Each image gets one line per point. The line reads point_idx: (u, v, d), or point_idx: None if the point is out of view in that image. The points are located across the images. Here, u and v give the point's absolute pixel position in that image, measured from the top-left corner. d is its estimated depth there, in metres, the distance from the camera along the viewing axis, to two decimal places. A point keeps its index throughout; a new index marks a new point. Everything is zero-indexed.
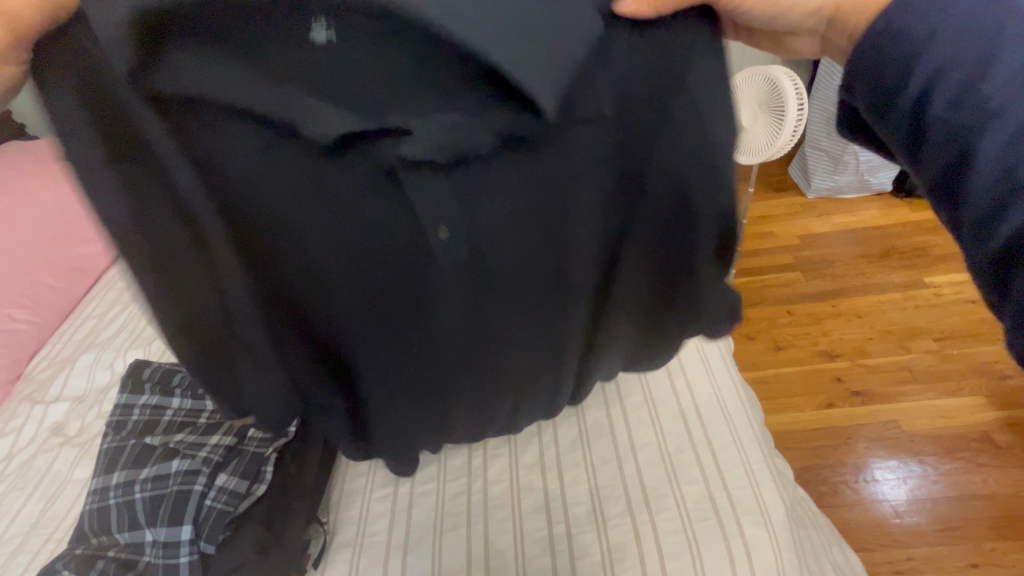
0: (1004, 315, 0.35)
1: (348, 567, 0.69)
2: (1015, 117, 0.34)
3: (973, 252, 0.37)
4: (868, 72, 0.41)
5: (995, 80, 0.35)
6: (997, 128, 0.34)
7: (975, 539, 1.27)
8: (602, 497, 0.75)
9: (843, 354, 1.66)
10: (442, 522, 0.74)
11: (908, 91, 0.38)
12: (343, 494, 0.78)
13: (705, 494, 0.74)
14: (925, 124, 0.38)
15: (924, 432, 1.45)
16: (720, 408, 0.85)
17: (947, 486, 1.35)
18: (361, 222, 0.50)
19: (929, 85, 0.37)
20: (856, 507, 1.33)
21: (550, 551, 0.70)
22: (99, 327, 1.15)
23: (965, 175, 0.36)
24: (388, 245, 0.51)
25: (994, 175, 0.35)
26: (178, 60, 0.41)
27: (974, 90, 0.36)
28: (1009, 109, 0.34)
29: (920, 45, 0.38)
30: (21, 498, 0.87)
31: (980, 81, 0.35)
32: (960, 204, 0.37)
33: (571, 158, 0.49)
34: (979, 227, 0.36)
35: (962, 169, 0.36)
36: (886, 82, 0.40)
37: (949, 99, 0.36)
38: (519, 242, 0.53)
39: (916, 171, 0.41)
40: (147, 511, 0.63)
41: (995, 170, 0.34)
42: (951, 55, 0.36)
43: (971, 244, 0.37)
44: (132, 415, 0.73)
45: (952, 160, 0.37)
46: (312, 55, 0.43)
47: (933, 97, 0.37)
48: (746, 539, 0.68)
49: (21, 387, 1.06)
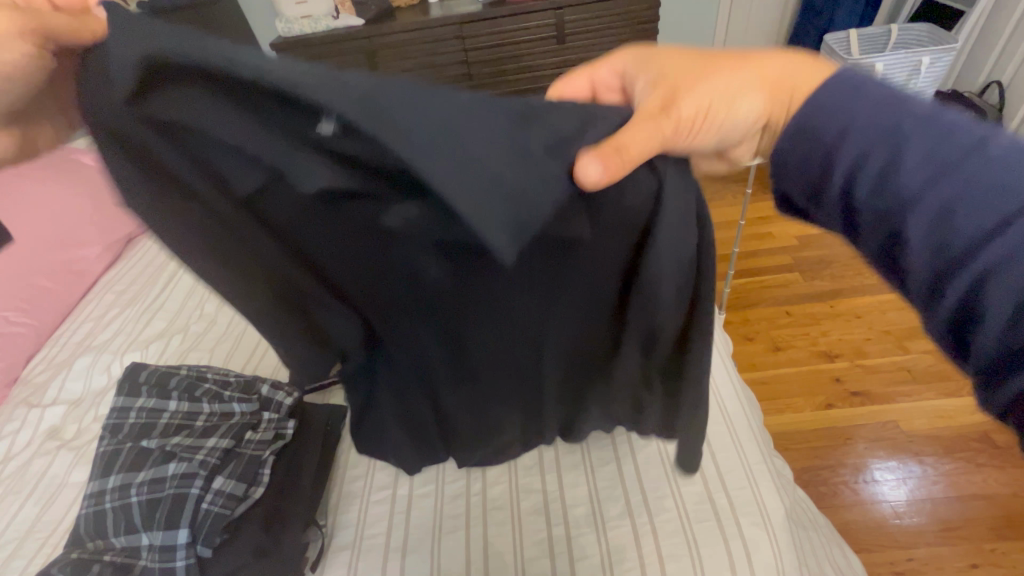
0: (967, 367, 0.39)
1: (346, 570, 0.69)
2: (933, 202, 0.38)
3: (928, 315, 0.40)
4: (796, 170, 0.45)
5: (908, 169, 0.39)
6: (921, 213, 0.38)
7: (975, 539, 1.27)
8: (602, 499, 0.75)
9: (842, 354, 1.66)
10: (441, 524, 0.73)
11: (833, 184, 0.43)
12: (342, 496, 0.77)
13: (705, 495, 0.74)
14: (857, 210, 0.42)
15: (923, 432, 1.45)
16: (719, 408, 0.85)
17: (947, 486, 1.35)
18: (358, 262, 0.51)
19: (851, 178, 0.42)
20: (856, 507, 1.33)
21: (549, 553, 0.70)
22: (96, 330, 1.14)
23: (904, 251, 0.40)
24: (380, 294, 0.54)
25: (924, 255, 0.39)
26: (173, 115, 0.39)
27: (891, 180, 0.40)
28: (926, 196, 0.38)
29: (838, 141, 0.42)
30: (17, 503, 0.87)
31: (892, 173, 0.40)
32: (908, 275, 0.41)
33: (571, 218, 0.47)
34: (928, 294, 0.39)
35: (901, 246, 0.40)
36: (813, 177, 0.44)
37: (871, 190, 0.41)
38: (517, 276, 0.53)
39: (857, 245, 0.45)
40: (143, 515, 0.62)
41: (930, 248, 0.38)
42: (864, 151, 0.41)
43: (924, 308, 0.40)
44: (129, 418, 0.72)
45: (889, 239, 0.41)
46: (303, 128, 0.38)
47: (856, 187, 0.42)
48: (746, 541, 0.68)
49: (18, 391, 1.06)
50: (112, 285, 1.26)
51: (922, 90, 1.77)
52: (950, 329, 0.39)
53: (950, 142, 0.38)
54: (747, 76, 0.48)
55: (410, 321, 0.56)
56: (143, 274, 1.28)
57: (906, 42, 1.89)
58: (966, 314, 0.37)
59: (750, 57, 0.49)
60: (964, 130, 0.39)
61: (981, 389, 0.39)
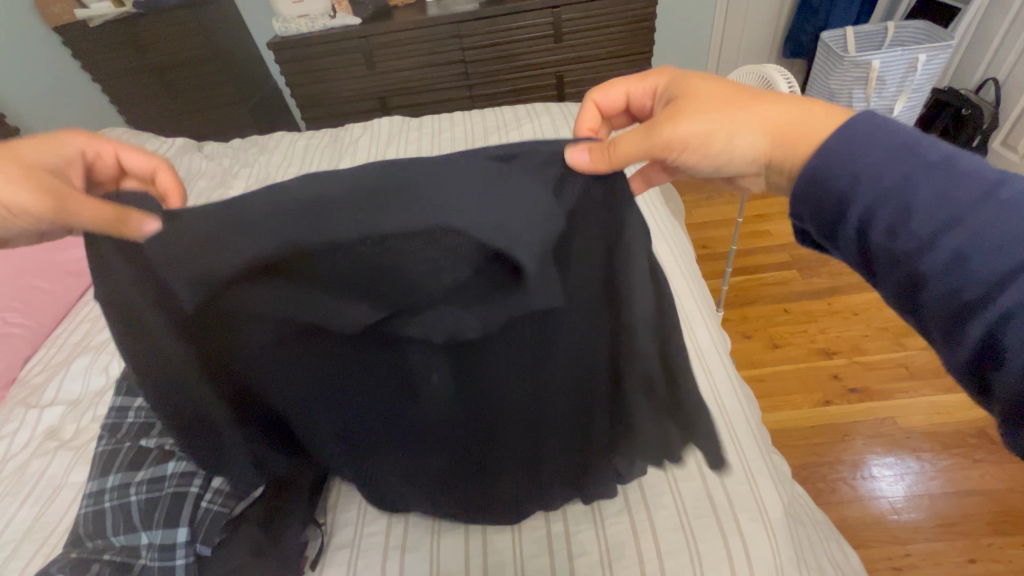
0: (993, 410, 0.39)
1: (346, 568, 0.69)
2: (945, 245, 0.39)
3: (948, 356, 0.41)
4: (814, 207, 0.47)
5: (919, 214, 0.41)
6: (934, 255, 0.40)
7: (973, 534, 1.27)
8: (601, 496, 0.75)
9: (840, 351, 1.66)
10: (440, 522, 0.73)
11: (849, 224, 0.45)
12: (341, 494, 0.77)
13: (703, 492, 0.74)
14: (873, 250, 0.44)
15: (921, 428, 1.46)
16: (717, 406, 0.85)
17: (945, 482, 1.36)
18: (353, 358, 0.57)
19: (865, 219, 0.43)
20: (855, 503, 1.34)
21: (548, 550, 0.70)
22: (94, 330, 1.14)
23: (921, 292, 0.41)
24: (368, 362, 0.57)
25: (943, 292, 0.39)
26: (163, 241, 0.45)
27: (903, 224, 0.41)
28: (938, 239, 0.39)
29: (849, 186, 0.44)
30: (16, 503, 0.87)
31: (907, 215, 0.41)
32: (926, 316, 0.41)
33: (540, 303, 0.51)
34: (947, 334, 0.40)
35: (917, 287, 0.41)
36: (830, 217, 0.46)
37: (885, 231, 0.42)
38: (511, 374, 0.58)
39: (875, 284, 0.46)
40: (142, 514, 0.62)
41: (944, 290, 0.39)
42: (877, 195, 0.43)
43: (945, 348, 0.41)
44: (127, 418, 0.72)
45: (904, 280, 0.42)
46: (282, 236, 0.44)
47: (872, 229, 0.43)
48: (744, 537, 0.68)
49: (16, 391, 1.06)
50: None
51: (918, 87, 1.77)
52: (968, 368, 0.39)
53: (962, 188, 0.40)
54: (749, 118, 0.51)
55: (400, 382, 0.58)
56: None
57: (902, 39, 1.90)
58: (987, 351, 0.37)
59: (767, 99, 0.52)
60: (980, 175, 0.40)
61: (1006, 428, 0.38)
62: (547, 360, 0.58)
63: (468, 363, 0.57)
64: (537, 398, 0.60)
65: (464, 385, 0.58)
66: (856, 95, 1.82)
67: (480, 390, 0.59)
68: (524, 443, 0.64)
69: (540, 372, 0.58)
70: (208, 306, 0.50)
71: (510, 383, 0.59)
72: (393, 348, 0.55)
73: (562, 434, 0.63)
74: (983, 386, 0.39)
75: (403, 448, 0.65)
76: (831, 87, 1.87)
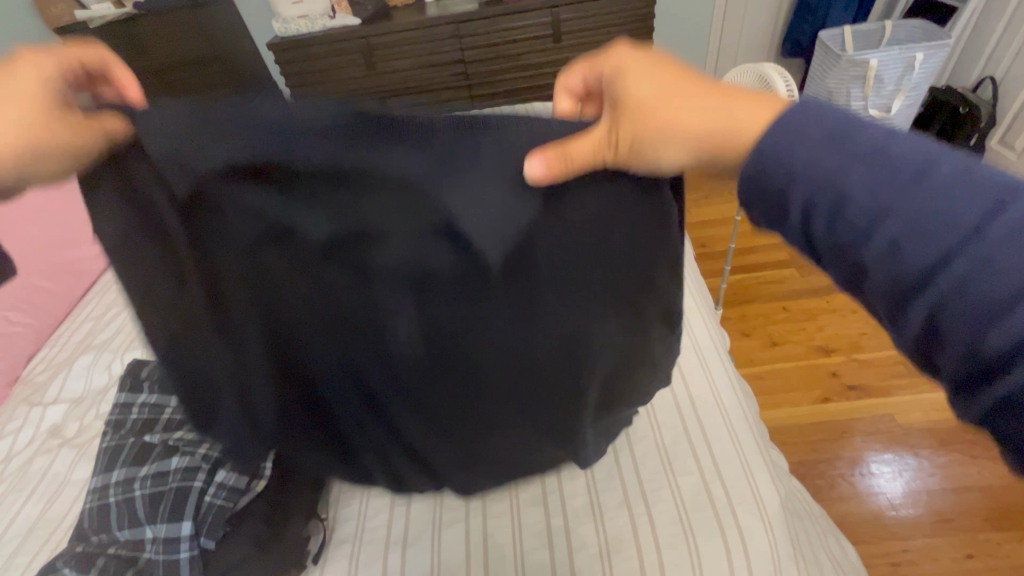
0: (943, 384, 0.39)
1: (347, 563, 0.70)
2: (883, 234, 0.37)
3: (900, 337, 0.40)
4: (758, 201, 0.45)
5: (857, 202, 0.38)
6: (873, 246, 0.38)
7: (970, 529, 1.28)
8: (599, 490, 0.75)
9: (838, 349, 1.67)
10: (441, 516, 0.74)
11: (790, 218, 0.42)
12: (343, 491, 0.78)
13: (701, 486, 0.75)
14: (818, 240, 0.42)
15: (919, 425, 1.47)
16: (714, 401, 0.86)
17: (942, 478, 1.37)
18: (340, 305, 0.53)
19: (806, 211, 0.41)
20: (853, 500, 1.35)
21: (547, 544, 0.70)
22: (96, 329, 1.15)
23: (867, 279, 0.40)
24: (355, 307, 0.53)
25: (885, 280, 0.38)
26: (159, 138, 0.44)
27: (843, 214, 0.39)
28: (876, 230, 0.38)
29: (787, 181, 0.42)
30: (20, 499, 0.88)
31: (844, 206, 0.39)
32: (874, 298, 0.40)
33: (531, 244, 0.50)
34: (894, 315, 0.39)
35: (863, 275, 0.40)
36: (773, 210, 0.44)
37: (825, 224, 0.40)
38: (506, 330, 0.56)
39: (825, 269, 0.44)
40: (146, 508, 0.63)
41: (888, 279, 0.38)
42: (814, 186, 0.40)
43: (896, 330, 0.40)
44: (132, 414, 0.73)
45: (851, 268, 0.40)
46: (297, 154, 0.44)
47: (813, 221, 0.41)
48: (741, 530, 0.69)
49: (20, 390, 1.07)
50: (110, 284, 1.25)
51: (915, 86, 1.78)
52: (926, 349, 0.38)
53: (897, 170, 0.38)
54: (699, 119, 0.46)
55: (386, 332, 0.54)
56: None
57: (900, 37, 1.91)
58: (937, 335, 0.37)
59: (734, 99, 0.46)
60: (906, 155, 0.39)
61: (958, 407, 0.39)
62: (537, 314, 0.55)
63: (455, 313, 0.54)
64: (526, 353, 0.58)
65: (451, 338, 0.55)
66: (854, 94, 1.83)
67: (468, 343, 0.56)
68: (512, 403, 0.62)
69: (530, 325, 0.56)
70: (200, 219, 0.48)
71: (499, 338, 0.56)
72: (381, 287, 0.52)
73: (553, 397, 0.62)
74: (933, 365, 0.39)
75: (384, 407, 0.60)
76: (829, 86, 1.88)
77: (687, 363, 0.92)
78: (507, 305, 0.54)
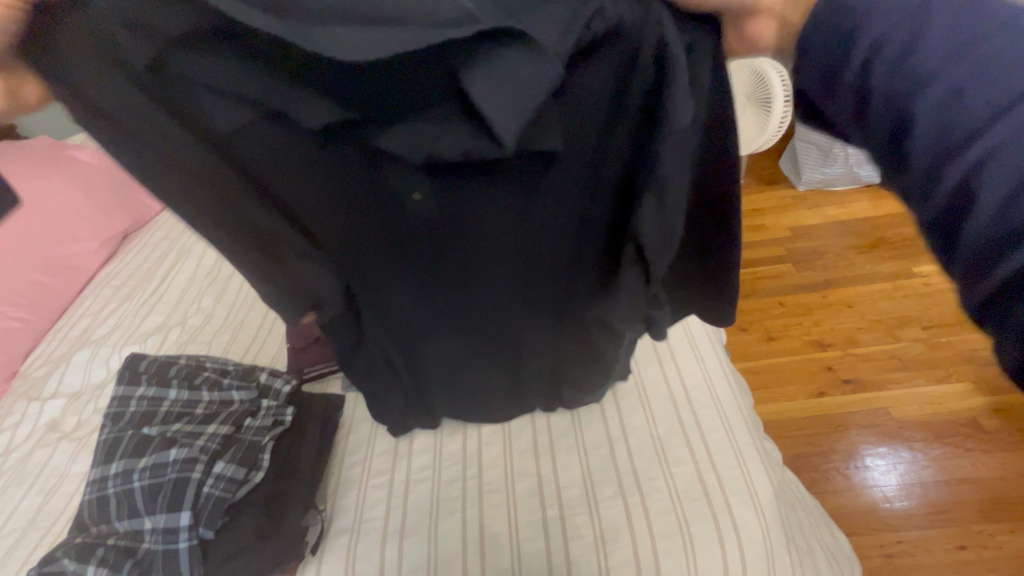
0: (965, 287, 0.30)
1: (344, 553, 0.71)
2: (951, 76, 0.30)
3: (932, 221, 0.32)
4: (813, 52, 0.37)
5: (932, 41, 0.32)
6: (934, 89, 0.31)
7: (963, 521, 1.29)
8: (595, 481, 0.76)
9: (834, 343, 1.68)
10: (438, 507, 0.75)
11: (850, 61, 0.35)
12: (340, 482, 0.79)
13: (696, 476, 0.75)
14: (869, 94, 0.34)
15: (913, 419, 1.48)
16: (709, 392, 0.86)
17: (936, 470, 1.38)
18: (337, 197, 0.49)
19: (872, 53, 0.34)
20: (847, 492, 1.36)
21: (543, 533, 0.71)
22: (95, 324, 1.15)
23: (907, 140, 0.32)
24: (356, 198, 0.49)
25: (933, 133, 0.31)
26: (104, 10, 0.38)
27: (913, 53, 0.32)
28: (943, 71, 0.31)
29: (858, 20, 0.34)
30: (20, 493, 0.88)
31: (918, 43, 0.32)
32: (913, 174, 0.32)
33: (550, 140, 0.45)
34: (929, 192, 0.31)
35: (904, 134, 0.32)
36: (828, 62, 0.36)
37: (887, 68, 0.33)
38: (517, 233, 0.53)
39: (869, 146, 0.36)
40: (146, 499, 0.63)
41: (934, 135, 0.31)
42: (893, 20, 0.33)
43: (925, 213, 0.33)
44: (129, 406, 0.73)
45: (893, 126, 0.33)
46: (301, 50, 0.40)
47: (875, 66, 0.34)
48: (735, 519, 0.70)
49: (18, 385, 1.07)
50: (108, 280, 1.26)
51: None
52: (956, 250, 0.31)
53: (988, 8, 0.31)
54: None
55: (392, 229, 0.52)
56: (139, 268, 1.29)
57: None
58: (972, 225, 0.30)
59: None
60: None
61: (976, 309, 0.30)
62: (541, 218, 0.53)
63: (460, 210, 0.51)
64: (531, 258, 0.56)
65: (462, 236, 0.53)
66: None
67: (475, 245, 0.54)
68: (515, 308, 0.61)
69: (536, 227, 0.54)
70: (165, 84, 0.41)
71: (508, 241, 0.54)
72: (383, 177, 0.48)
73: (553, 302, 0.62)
74: (960, 250, 0.31)
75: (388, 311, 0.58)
76: None
77: (682, 356, 0.92)
78: (519, 202, 0.51)
